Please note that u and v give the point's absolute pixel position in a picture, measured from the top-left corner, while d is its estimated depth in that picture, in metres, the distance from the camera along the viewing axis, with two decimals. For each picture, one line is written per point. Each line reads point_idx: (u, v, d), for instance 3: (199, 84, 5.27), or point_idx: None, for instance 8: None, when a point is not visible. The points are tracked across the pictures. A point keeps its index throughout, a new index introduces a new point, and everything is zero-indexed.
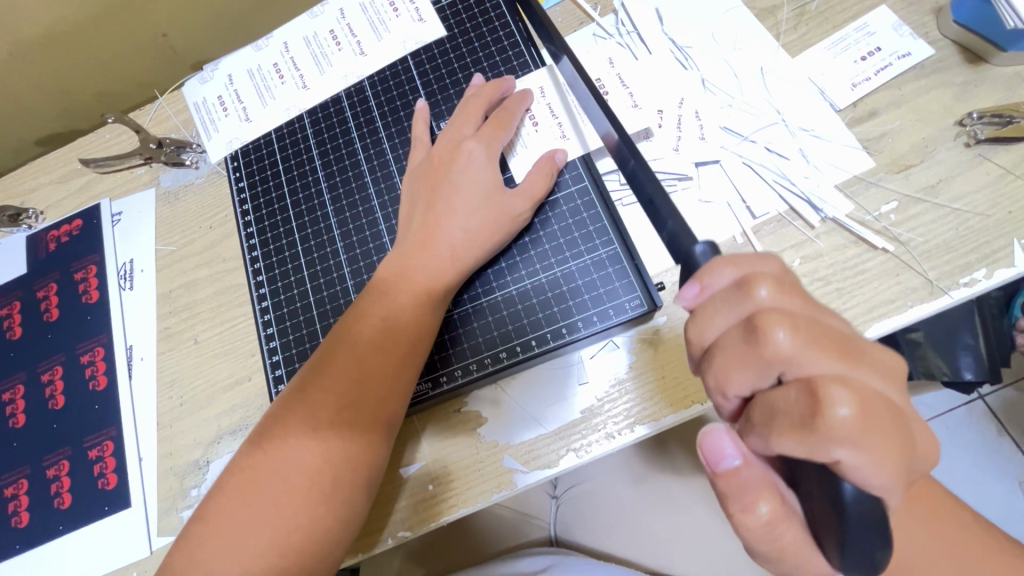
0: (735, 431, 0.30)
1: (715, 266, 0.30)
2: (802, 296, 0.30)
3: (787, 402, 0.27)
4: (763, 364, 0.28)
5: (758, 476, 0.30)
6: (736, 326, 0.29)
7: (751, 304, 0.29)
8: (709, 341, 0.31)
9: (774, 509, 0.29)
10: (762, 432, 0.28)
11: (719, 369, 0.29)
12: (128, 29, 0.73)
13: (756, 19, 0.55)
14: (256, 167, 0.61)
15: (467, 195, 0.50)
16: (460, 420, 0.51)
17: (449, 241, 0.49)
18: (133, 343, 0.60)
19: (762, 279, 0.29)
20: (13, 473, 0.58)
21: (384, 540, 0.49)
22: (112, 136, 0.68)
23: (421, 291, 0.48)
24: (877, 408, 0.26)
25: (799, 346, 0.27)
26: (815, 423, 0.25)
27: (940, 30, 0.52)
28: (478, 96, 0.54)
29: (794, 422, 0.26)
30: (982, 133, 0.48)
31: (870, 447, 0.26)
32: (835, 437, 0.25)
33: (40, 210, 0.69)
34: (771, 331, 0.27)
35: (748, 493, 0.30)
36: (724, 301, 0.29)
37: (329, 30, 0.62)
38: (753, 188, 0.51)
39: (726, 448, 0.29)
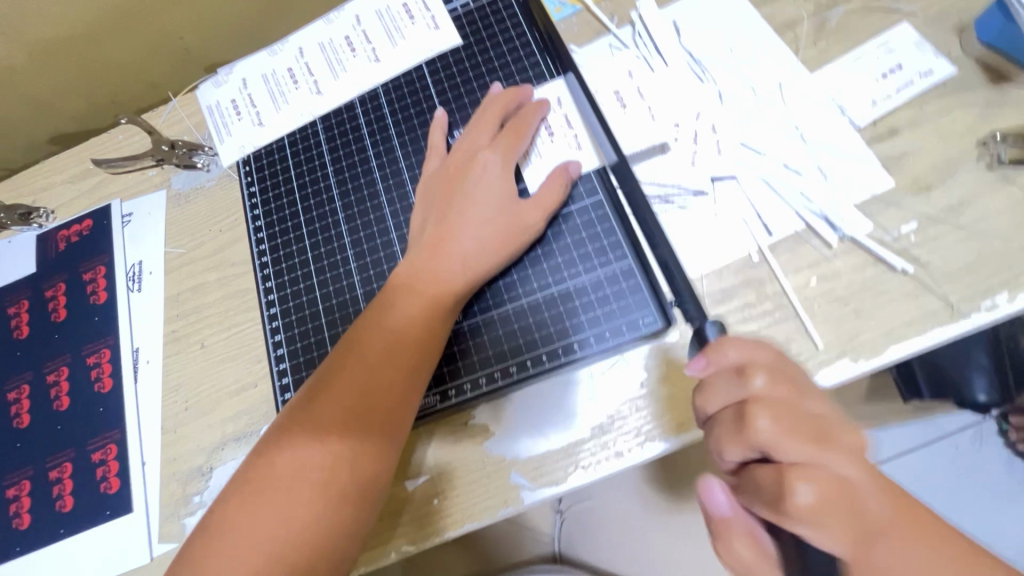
0: (726, 484, 0.34)
1: (720, 348, 0.35)
2: (797, 383, 0.34)
3: (764, 480, 0.32)
4: (746, 444, 0.32)
5: (744, 525, 0.33)
6: (731, 406, 0.33)
7: (747, 392, 0.33)
8: (710, 412, 0.35)
9: (754, 553, 0.33)
10: (750, 497, 0.33)
11: (716, 440, 0.34)
12: (143, 30, 0.73)
13: (775, 34, 0.55)
14: (268, 172, 0.61)
15: (482, 204, 0.49)
16: (467, 433, 0.50)
17: (461, 250, 0.48)
18: (139, 345, 0.60)
19: (757, 368, 0.33)
20: (16, 474, 0.57)
21: (388, 553, 0.48)
22: (125, 137, 0.69)
23: (433, 296, 0.47)
24: (837, 500, 0.30)
25: (778, 435, 0.31)
26: (782, 505, 0.30)
27: (965, 48, 0.51)
28: (495, 104, 0.53)
29: (767, 499, 0.31)
30: (1005, 155, 0.47)
31: (826, 527, 0.29)
32: (795, 517, 0.30)
33: (51, 209, 0.69)
34: (754, 419, 0.31)
35: (732, 538, 0.33)
36: (724, 381, 0.34)
37: (344, 36, 0.62)
38: (770, 205, 0.50)
39: (717, 496, 0.33)
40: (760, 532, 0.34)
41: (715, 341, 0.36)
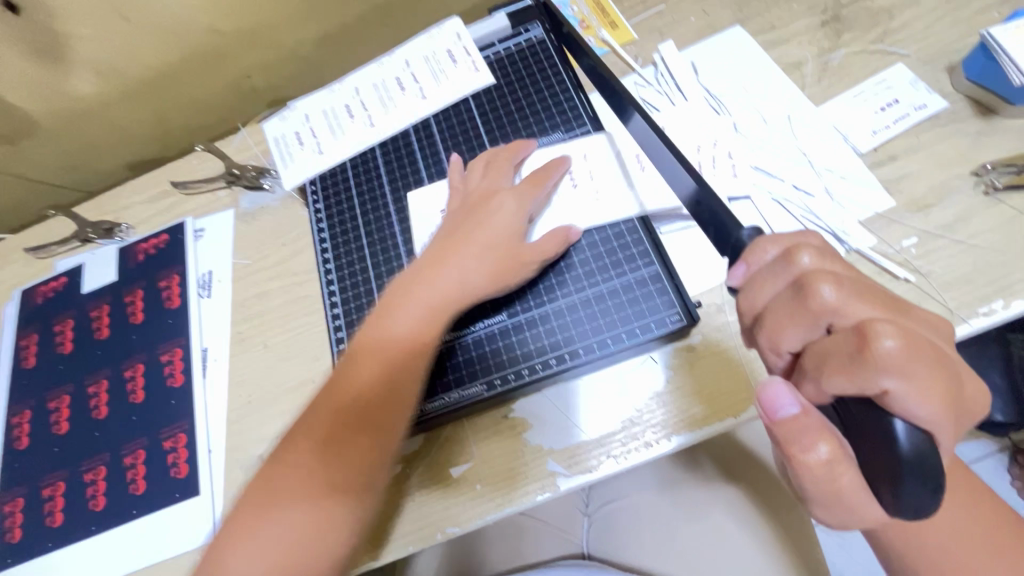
0: (791, 384, 0.30)
1: (760, 245, 0.35)
2: (844, 263, 0.34)
3: (836, 344, 0.29)
4: (811, 316, 0.31)
5: (819, 423, 0.30)
6: (784, 290, 0.33)
7: (797, 268, 0.32)
8: (759, 308, 0.34)
9: (835, 449, 0.29)
10: (814, 377, 0.30)
11: (772, 327, 0.33)
12: (219, 72, 0.83)
13: (783, 73, 0.62)
14: (331, 190, 0.68)
15: (482, 239, 0.55)
16: (507, 425, 0.55)
17: (457, 278, 0.54)
18: (208, 345, 0.66)
19: (804, 248, 0.33)
20: (93, 459, 0.63)
21: (435, 535, 0.52)
22: (199, 163, 0.77)
23: (409, 328, 0.52)
24: (923, 346, 0.28)
25: (844, 297, 0.30)
26: (863, 356, 0.27)
27: (953, 86, 0.57)
28: (505, 151, 0.61)
29: (845, 362, 0.28)
30: (999, 182, 0.52)
31: (915, 377, 0.27)
32: (883, 367, 0.27)
33: (131, 226, 0.77)
34: (816, 284, 0.31)
35: (806, 433, 0.29)
36: (771, 271, 0.34)
37: (395, 77, 0.70)
38: (782, 221, 0.56)
39: (784, 396, 0.30)
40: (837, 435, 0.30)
41: (750, 245, 0.36)
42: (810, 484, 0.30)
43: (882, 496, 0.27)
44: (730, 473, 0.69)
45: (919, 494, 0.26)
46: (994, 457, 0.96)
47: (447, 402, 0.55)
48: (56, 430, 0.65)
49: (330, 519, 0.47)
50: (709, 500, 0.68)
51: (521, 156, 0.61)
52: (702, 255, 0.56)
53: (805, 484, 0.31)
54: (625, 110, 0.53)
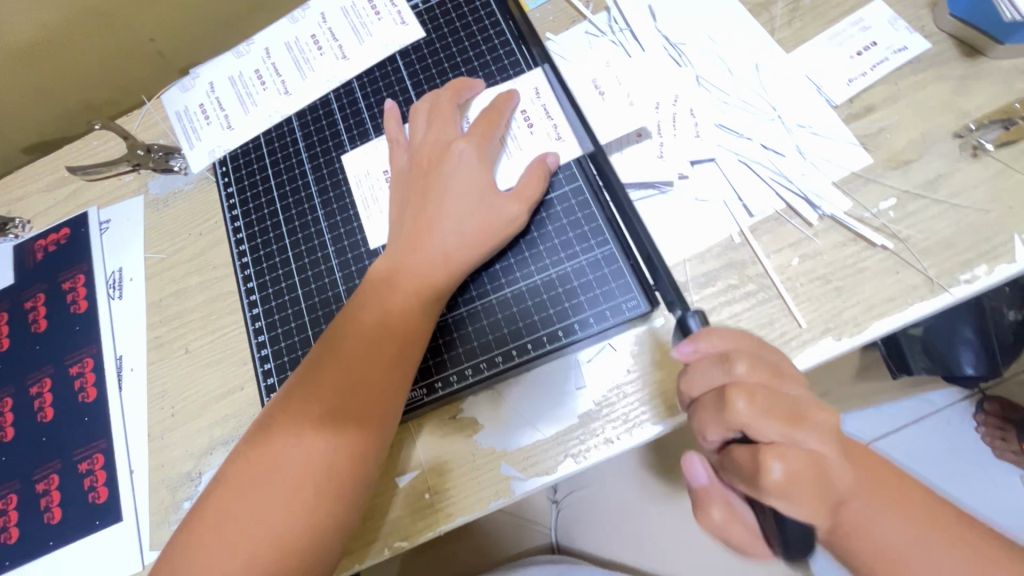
0: (706, 461, 0.35)
1: (704, 334, 0.33)
2: (775, 365, 0.32)
3: (741, 459, 0.31)
4: (729, 428, 0.31)
5: (722, 496, 0.34)
6: (712, 392, 0.32)
7: (727, 379, 0.31)
8: (693, 398, 0.34)
9: (728, 516, 0.34)
10: (724, 473, 0.33)
11: (698, 422, 0.33)
12: (115, 35, 0.72)
13: (750, 15, 0.55)
14: (246, 172, 0.60)
15: (461, 198, 0.49)
16: (456, 427, 0.49)
17: (441, 243, 0.48)
18: (123, 353, 0.59)
19: (739, 355, 0.31)
20: (2, 488, 0.56)
21: (381, 550, 0.48)
22: (99, 143, 0.67)
23: (399, 306, 0.46)
24: (808, 473, 0.30)
25: (760, 417, 0.30)
26: (757, 484, 0.30)
27: (936, 24, 0.51)
28: (446, 94, 0.53)
29: (744, 478, 0.31)
30: (989, 142, 0.47)
31: (799, 497, 0.30)
32: (769, 493, 0.30)
33: (27, 219, 0.67)
34: (732, 404, 0.30)
35: (704, 508, 0.34)
36: (705, 369, 0.32)
37: (311, 34, 0.62)
38: (749, 186, 0.50)
39: (697, 475, 0.34)
40: (737, 502, 0.34)
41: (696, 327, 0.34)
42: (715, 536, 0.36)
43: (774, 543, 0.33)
44: None
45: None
46: None
47: None
48: None
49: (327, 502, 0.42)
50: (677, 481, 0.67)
51: (466, 96, 0.54)
52: (664, 227, 0.50)
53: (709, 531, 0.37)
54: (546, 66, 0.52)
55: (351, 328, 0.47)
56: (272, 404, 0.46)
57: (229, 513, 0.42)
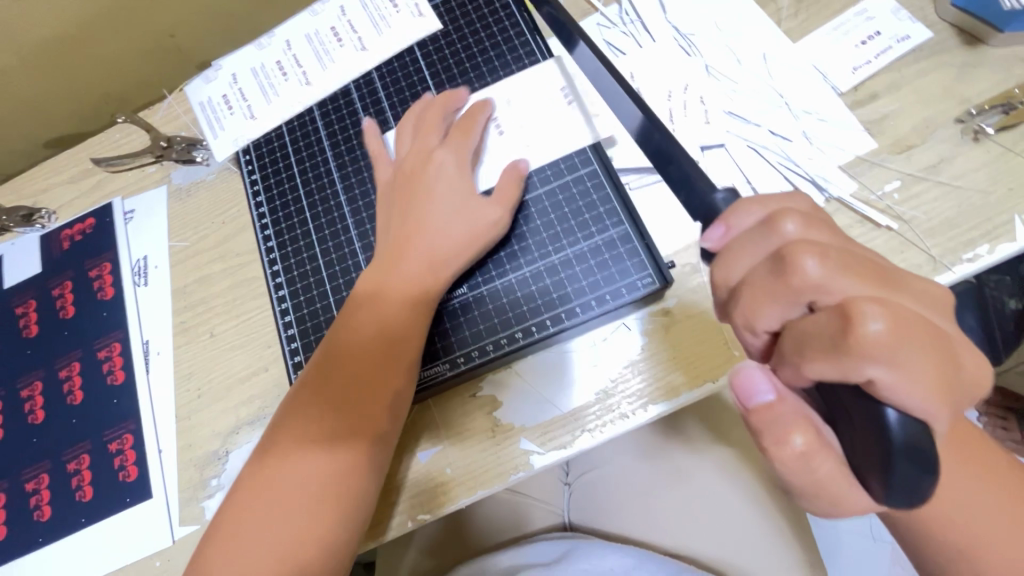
0: (767, 368, 0.29)
1: (741, 208, 0.31)
2: (831, 229, 0.31)
3: (818, 325, 0.26)
4: (790, 294, 0.28)
5: (796, 411, 0.28)
6: (763, 261, 0.29)
7: (779, 237, 0.29)
8: (734, 281, 0.31)
9: (812, 441, 0.28)
10: (794, 361, 0.27)
11: (748, 304, 0.30)
12: (135, 30, 0.74)
13: (757, 7, 0.57)
14: (269, 161, 0.62)
15: (443, 204, 0.51)
16: (477, 404, 0.51)
17: (463, 223, 0.50)
18: (150, 337, 0.61)
19: (787, 215, 0.30)
20: (34, 468, 0.58)
21: (402, 524, 0.49)
22: (121, 136, 0.69)
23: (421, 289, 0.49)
24: (914, 327, 0.26)
25: (830, 271, 0.27)
26: (846, 343, 0.25)
27: (938, 14, 0.53)
28: (432, 106, 0.55)
29: (825, 345, 0.26)
30: (990, 126, 0.49)
31: (903, 364, 0.25)
32: (868, 354, 0.24)
33: (52, 210, 0.69)
34: (797, 257, 0.27)
35: (780, 425, 0.28)
36: (750, 240, 0.30)
37: (330, 27, 0.64)
38: (758, 170, 0.52)
39: (759, 383, 0.29)
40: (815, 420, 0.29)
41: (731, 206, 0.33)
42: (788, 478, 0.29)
43: (868, 483, 0.26)
44: (711, 437, 0.70)
45: (907, 473, 0.24)
46: None
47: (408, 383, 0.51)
48: None
49: (350, 489, 0.45)
50: (688, 462, 0.69)
51: (455, 106, 0.55)
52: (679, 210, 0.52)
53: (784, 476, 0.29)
54: (578, 46, 0.49)
55: (347, 341, 0.48)
56: (292, 396, 0.48)
57: (259, 505, 0.44)
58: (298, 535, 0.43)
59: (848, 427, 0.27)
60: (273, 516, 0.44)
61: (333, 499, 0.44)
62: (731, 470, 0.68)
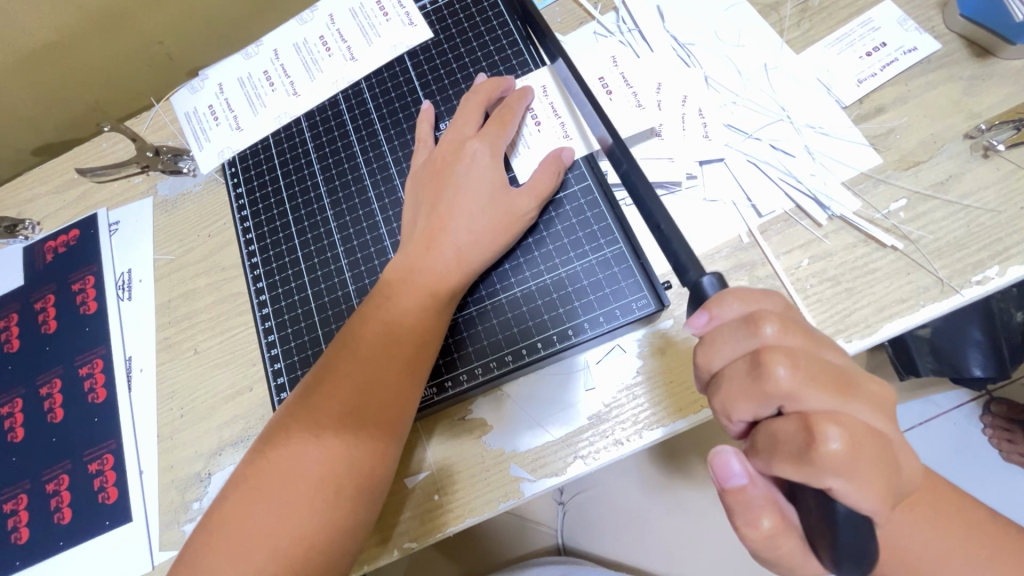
0: (742, 452, 0.30)
1: (725, 299, 0.31)
2: (807, 331, 0.31)
3: (788, 433, 0.28)
4: (764, 397, 0.29)
5: (763, 495, 0.30)
6: (741, 360, 0.30)
7: (758, 340, 0.29)
8: (715, 368, 0.31)
9: (777, 524, 0.30)
10: (764, 457, 0.29)
11: (724, 395, 0.30)
12: (123, 37, 0.73)
13: (758, 16, 0.55)
14: (255, 173, 0.61)
15: (475, 194, 0.49)
16: (466, 428, 0.50)
17: (454, 241, 0.48)
18: (133, 354, 0.59)
19: (767, 316, 0.30)
20: (13, 488, 0.57)
21: (392, 551, 0.48)
22: (108, 145, 0.68)
23: (413, 310, 0.47)
24: (872, 443, 0.28)
25: (800, 382, 0.28)
26: (811, 456, 0.27)
27: (946, 25, 0.51)
28: (477, 94, 0.53)
29: (794, 454, 0.27)
30: (1001, 143, 0.46)
31: (859, 480, 0.27)
32: (828, 470, 0.26)
33: (36, 221, 0.68)
34: (772, 369, 0.28)
35: (751, 509, 0.30)
36: (731, 334, 0.30)
37: (319, 36, 0.62)
38: (759, 186, 0.50)
39: (733, 467, 0.30)
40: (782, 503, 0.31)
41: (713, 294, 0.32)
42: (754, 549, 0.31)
43: None
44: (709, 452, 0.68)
45: None
46: (969, 407, 0.90)
47: None
48: None
49: (338, 502, 0.42)
50: (686, 480, 0.67)
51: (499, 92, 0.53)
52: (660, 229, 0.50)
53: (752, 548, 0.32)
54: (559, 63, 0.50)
55: (359, 338, 0.46)
56: (288, 400, 0.47)
57: (241, 516, 0.42)
58: (276, 552, 0.41)
59: None
60: (255, 524, 0.42)
61: (321, 511, 0.42)
62: None
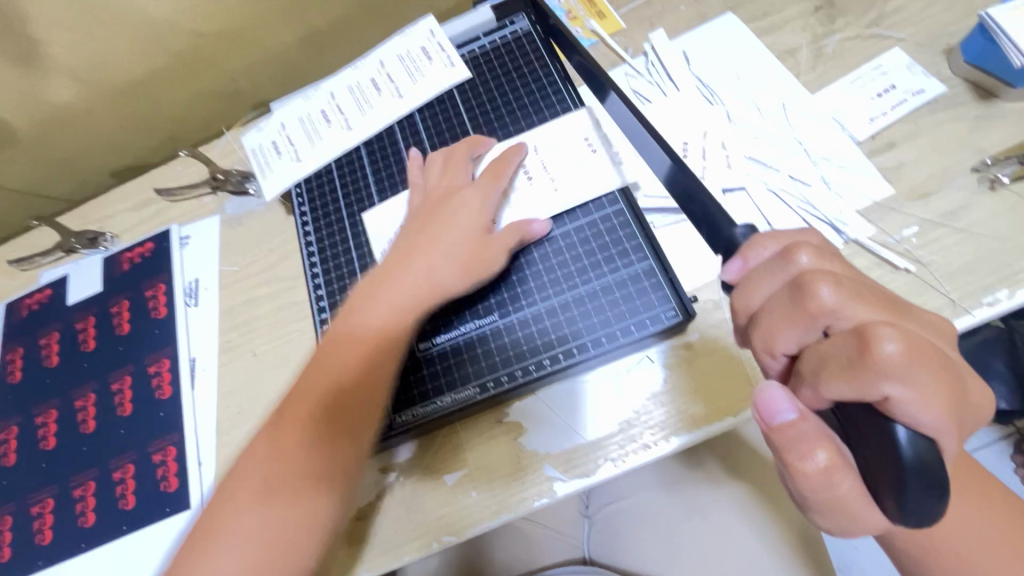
0: (789, 389, 0.30)
1: (759, 242, 0.34)
2: (843, 263, 0.34)
3: (835, 347, 0.28)
4: (809, 318, 0.30)
5: (819, 434, 0.29)
6: (781, 290, 0.32)
7: (795, 268, 0.32)
8: (755, 307, 0.33)
9: (833, 456, 0.28)
10: (812, 382, 0.29)
11: (767, 328, 0.32)
12: (202, 75, 0.82)
13: (776, 60, 0.60)
14: (317, 193, 0.67)
15: (451, 234, 0.54)
16: (503, 429, 0.53)
17: (425, 264, 0.53)
18: (196, 355, 0.65)
19: (803, 247, 0.32)
20: (82, 475, 0.61)
21: (430, 543, 0.51)
22: (183, 169, 0.76)
23: (381, 318, 0.52)
24: (926, 349, 0.28)
25: (844, 298, 0.29)
26: (864, 360, 0.27)
27: (951, 69, 0.56)
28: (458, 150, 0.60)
29: (845, 366, 0.27)
30: (1005, 176, 0.50)
31: (917, 382, 0.26)
32: (883, 371, 0.26)
33: (115, 235, 0.75)
34: (814, 286, 0.30)
35: (803, 442, 0.29)
36: (768, 270, 0.33)
37: (370, 78, 0.69)
38: (778, 212, 0.54)
39: (780, 402, 0.29)
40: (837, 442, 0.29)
41: (748, 240, 0.35)
42: (809, 492, 0.30)
43: (884, 503, 0.27)
44: (732, 469, 0.70)
45: (921, 502, 0.26)
46: (998, 445, 0.91)
47: (438, 407, 0.53)
48: (43, 446, 0.64)
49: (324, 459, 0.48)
50: (711, 496, 0.69)
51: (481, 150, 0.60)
52: (678, 255, 0.56)
53: (804, 490, 0.30)
54: (608, 95, 0.53)
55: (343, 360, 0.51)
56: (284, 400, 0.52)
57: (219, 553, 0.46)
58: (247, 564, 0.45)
59: (864, 454, 0.28)
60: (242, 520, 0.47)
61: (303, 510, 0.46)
62: (755, 507, 0.67)
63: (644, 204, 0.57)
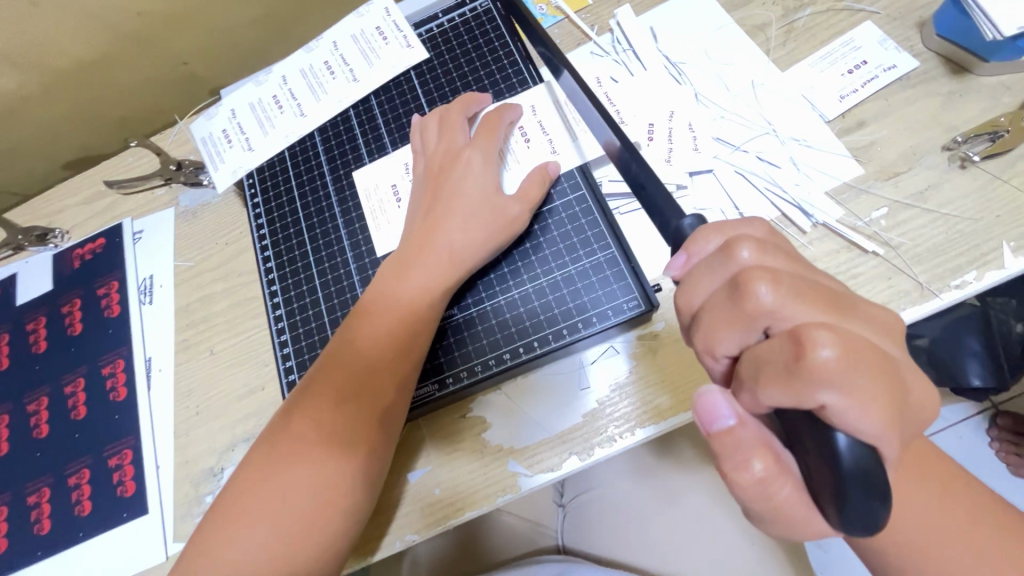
0: (729, 393, 0.29)
1: (701, 236, 0.33)
2: (790, 255, 0.32)
3: (773, 351, 0.27)
4: (747, 319, 0.29)
5: (760, 441, 0.28)
6: (721, 288, 0.30)
7: (736, 265, 0.30)
8: (697, 306, 0.32)
9: (771, 468, 0.27)
10: (751, 386, 0.28)
11: (708, 328, 0.31)
12: (152, 60, 0.78)
13: (746, 35, 0.58)
14: (272, 184, 0.64)
15: (472, 199, 0.52)
16: (466, 425, 0.52)
17: (447, 240, 0.51)
18: (152, 354, 0.63)
19: (743, 241, 0.31)
20: (36, 481, 0.59)
21: (393, 543, 0.50)
22: (134, 159, 0.72)
23: (418, 287, 0.50)
24: (865, 352, 0.26)
25: (783, 297, 0.28)
26: (800, 367, 0.25)
27: (924, 43, 0.54)
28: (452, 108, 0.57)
29: (781, 372, 0.26)
30: (976, 154, 0.49)
31: (855, 388, 0.25)
32: (818, 379, 0.25)
33: (66, 230, 0.72)
34: (752, 285, 0.28)
35: (741, 450, 0.28)
36: (708, 267, 0.31)
37: (324, 61, 0.66)
38: (746, 196, 0.52)
39: (721, 408, 0.28)
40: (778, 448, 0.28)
41: (692, 234, 0.34)
42: (749, 501, 0.29)
43: (825, 509, 0.26)
44: (705, 455, 0.70)
45: (865, 505, 0.24)
46: (974, 420, 0.91)
47: None
48: None
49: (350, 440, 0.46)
50: (684, 483, 0.69)
51: (475, 108, 0.58)
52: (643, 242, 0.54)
53: (745, 499, 0.29)
54: (561, 75, 0.50)
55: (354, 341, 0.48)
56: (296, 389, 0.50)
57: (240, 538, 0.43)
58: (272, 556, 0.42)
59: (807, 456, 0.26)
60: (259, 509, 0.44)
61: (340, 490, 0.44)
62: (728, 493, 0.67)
63: (607, 189, 0.55)
